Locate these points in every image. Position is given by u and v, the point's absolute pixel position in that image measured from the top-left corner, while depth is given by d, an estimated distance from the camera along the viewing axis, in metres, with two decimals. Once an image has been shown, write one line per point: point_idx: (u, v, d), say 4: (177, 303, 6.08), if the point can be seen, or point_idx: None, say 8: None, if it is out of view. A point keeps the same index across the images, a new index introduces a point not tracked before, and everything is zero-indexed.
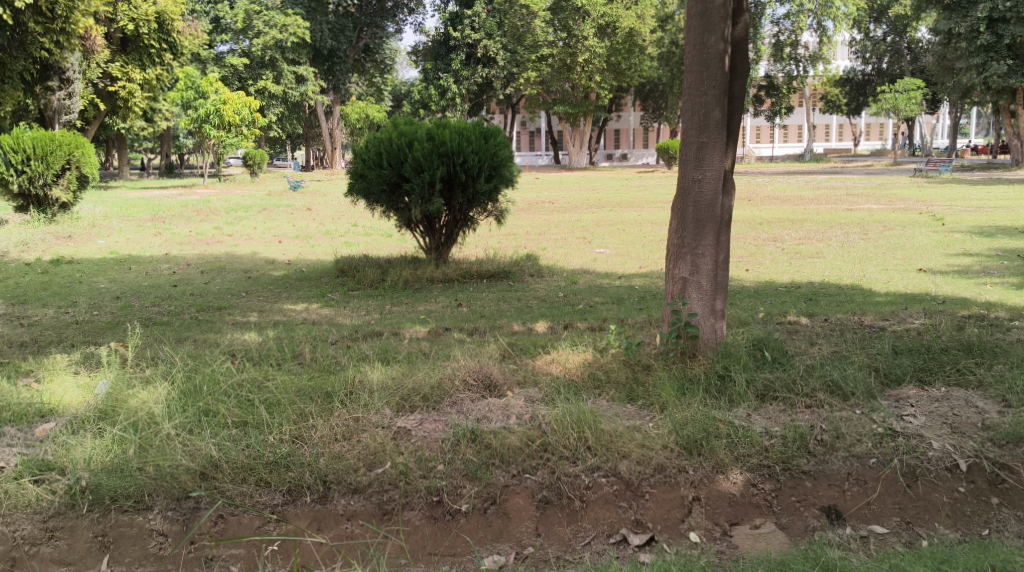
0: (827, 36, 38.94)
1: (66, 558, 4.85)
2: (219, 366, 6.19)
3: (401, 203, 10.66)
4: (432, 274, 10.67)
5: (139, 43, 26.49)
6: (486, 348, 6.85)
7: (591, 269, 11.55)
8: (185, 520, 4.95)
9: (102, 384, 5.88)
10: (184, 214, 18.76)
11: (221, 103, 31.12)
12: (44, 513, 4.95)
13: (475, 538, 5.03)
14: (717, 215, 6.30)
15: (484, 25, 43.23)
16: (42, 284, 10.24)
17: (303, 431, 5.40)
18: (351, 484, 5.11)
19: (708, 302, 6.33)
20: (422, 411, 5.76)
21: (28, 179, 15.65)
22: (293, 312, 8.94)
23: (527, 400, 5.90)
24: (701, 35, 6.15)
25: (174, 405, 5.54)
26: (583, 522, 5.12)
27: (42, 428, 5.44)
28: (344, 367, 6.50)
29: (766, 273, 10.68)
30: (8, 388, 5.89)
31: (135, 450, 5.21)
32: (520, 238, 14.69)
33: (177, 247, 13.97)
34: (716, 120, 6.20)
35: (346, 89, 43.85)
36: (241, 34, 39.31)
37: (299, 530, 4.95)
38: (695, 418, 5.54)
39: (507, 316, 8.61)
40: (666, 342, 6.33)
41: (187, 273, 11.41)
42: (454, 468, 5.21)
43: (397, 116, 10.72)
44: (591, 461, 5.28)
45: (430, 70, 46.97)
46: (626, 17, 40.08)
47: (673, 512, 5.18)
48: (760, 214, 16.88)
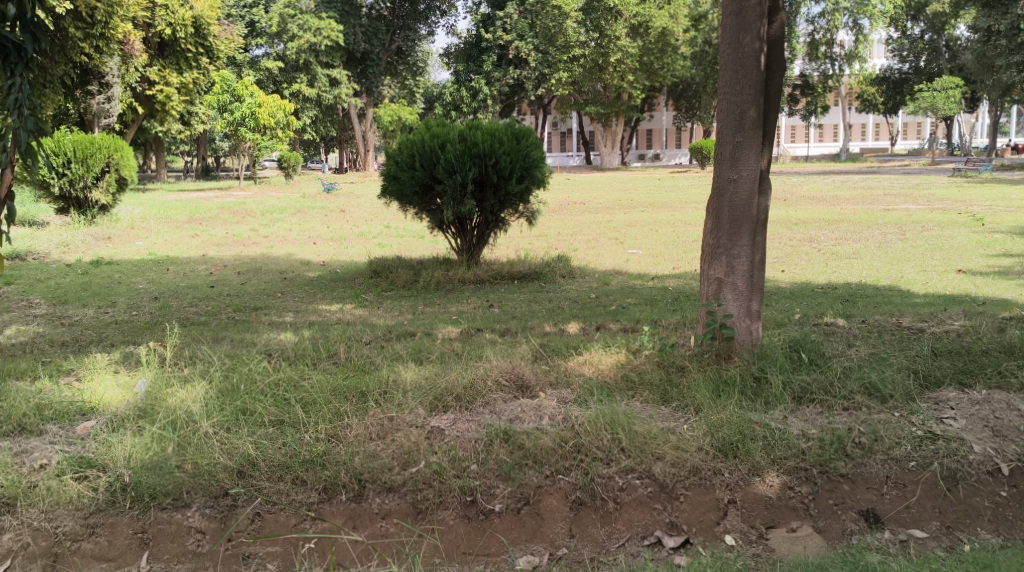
0: (864, 34, 38.44)
1: (106, 554, 4.89)
2: (256, 365, 6.25)
3: (433, 205, 10.71)
4: (464, 274, 10.69)
5: (176, 47, 26.96)
6: (519, 349, 6.85)
7: (624, 269, 11.53)
8: (222, 518, 4.99)
9: (142, 384, 5.96)
10: (221, 216, 19.04)
11: (257, 106, 31.56)
12: (85, 510, 5.00)
13: (510, 538, 5.03)
14: (753, 215, 6.24)
15: (516, 26, 43.35)
16: (83, 284, 10.45)
17: (338, 430, 5.44)
18: (386, 483, 5.13)
19: (744, 303, 6.28)
20: (455, 411, 5.78)
21: (69, 182, 15.90)
22: (327, 312, 9.02)
23: (560, 401, 5.89)
24: (737, 34, 6.12)
25: (212, 405, 5.60)
26: (616, 523, 5.10)
27: (83, 426, 5.50)
28: (378, 367, 6.54)
29: (803, 274, 10.60)
30: (50, 388, 5.97)
31: (174, 448, 5.26)
32: (554, 239, 14.74)
33: (214, 248, 14.21)
34: (751, 120, 6.16)
35: (379, 91, 44.12)
36: (277, 37, 39.77)
37: (336, 529, 4.98)
38: (731, 419, 5.50)
39: (539, 317, 8.61)
40: (701, 344, 6.29)
41: (224, 273, 11.59)
42: (487, 468, 5.21)
43: (430, 118, 10.77)
44: (626, 462, 5.26)
45: (462, 72, 47.19)
46: (659, 16, 40.13)
47: (708, 514, 5.15)
48: (796, 214, 16.78)
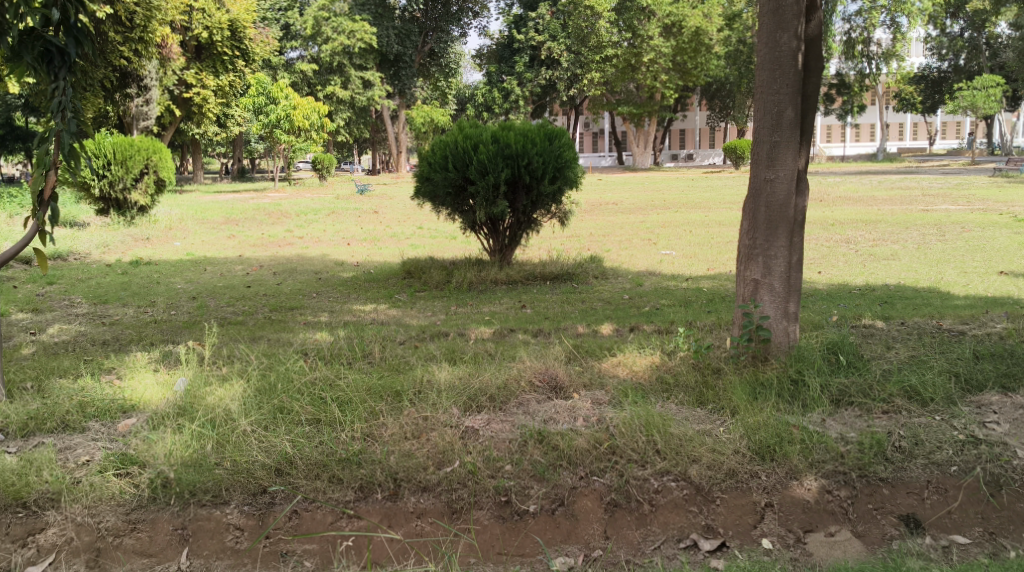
0: (902, 32, 38.01)
1: (147, 550, 4.92)
2: (292, 364, 6.30)
3: (466, 205, 10.74)
4: (497, 275, 10.70)
5: (213, 50, 27.29)
6: (552, 350, 6.83)
7: (657, 270, 11.49)
8: (261, 515, 5.03)
9: (181, 382, 6.04)
10: (257, 217, 19.21)
11: (292, 108, 31.84)
12: (127, 506, 5.04)
13: (545, 539, 5.01)
14: (791, 216, 6.18)
15: (548, 26, 43.08)
16: (123, 284, 10.59)
17: (373, 429, 5.48)
18: (421, 482, 5.15)
19: (781, 304, 6.22)
20: (489, 411, 5.78)
21: (109, 183, 16.14)
22: (362, 312, 9.07)
23: (594, 403, 5.87)
24: (774, 33, 6.07)
25: (250, 403, 5.66)
26: (652, 526, 5.08)
27: (125, 423, 5.57)
28: (413, 366, 6.58)
29: (840, 275, 10.48)
30: (92, 385, 6.05)
31: (213, 446, 5.30)
32: (586, 239, 14.73)
33: (250, 248, 14.35)
34: (789, 120, 6.10)
35: (412, 93, 44.21)
36: (311, 40, 40.14)
37: (372, 526, 5.00)
38: (768, 422, 5.46)
39: (572, 318, 8.60)
40: (737, 345, 6.25)
41: (260, 274, 11.69)
42: (522, 469, 5.21)
43: (462, 119, 10.81)
44: (660, 465, 5.25)
45: (495, 73, 47.26)
46: (692, 16, 39.93)
47: (746, 517, 5.10)
48: (833, 214, 16.62)
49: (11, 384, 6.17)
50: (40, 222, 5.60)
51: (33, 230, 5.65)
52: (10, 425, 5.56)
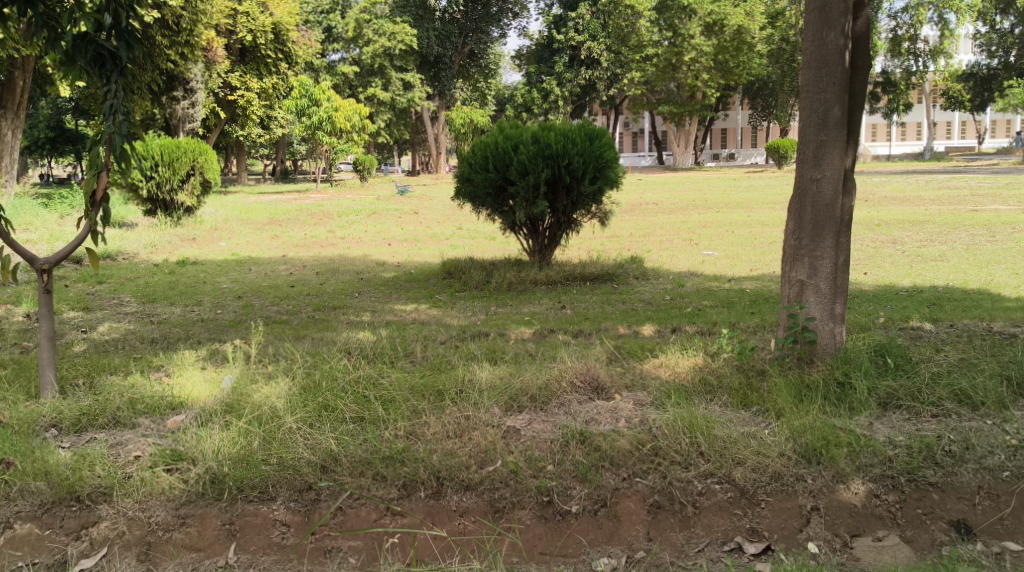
0: (950, 29, 37.39)
1: (195, 544, 4.95)
2: (336, 363, 6.35)
3: (506, 206, 10.76)
4: (536, 275, 10.69)
5: (257, 53, 27.68)
6: (593, 351, 6.79)
7: (699, 271, 11.42)
8: (307, 511, 5.08)
9: (227, 380, 6.14)
10: (299, 218, 19.36)
11: (333, 110, 32.14)
12: (176, 501, 5.09)
13: (588, 539, 4.99)
14: (837, 216, 6.10)
15: (588, 26, 42.93)
16: (171, 283, 10.74)
17: (416, 427, 5.52)
18: (464, 481, 5.16)
19: (827, 306, 6.14)
20: (531, 411, 5.80)
21: (156, 184, 16.40)
22: (403, 312, 9.11)
23: (637, 404, 5.85)
24: (821, 31, 6.00)
25: (296, 400, 5.74)
26: (696, 528, 5.04)
27: (174, 420, 5.67)
28: (454, 366, 6.60)
29: (886, 276, 10.34)
30: (142, 382, 6.16)
31: (260, 442, 5.36)
32: (626, 240, 14.66)
33: (293, 249, 14.48)
34: (835, 119, 6.03)
35: (452, 95, 44.41)
36: (353, 42, 40.52)
37: (416, 524, 5.02)
38: (814, 425, 5.41)
39: (613, 318, 8.56)
40: (782, 348, 6.21)
41: (303, 274, 11.80)
42: (564, 469, 5.20)
43: (503, 120, 10.84)
44: (704, 467, 5.22)
45: (534, 74, 47.25)
46: (734, 15, 39.70)
47: (791, 521, 5.05)
48: (879, 215, 16.36)
49: (64, 381, 6.29)
50: (91, 223, 5.71)
51: (85, 230, 5.76)
52: (64, 420, 5.68)
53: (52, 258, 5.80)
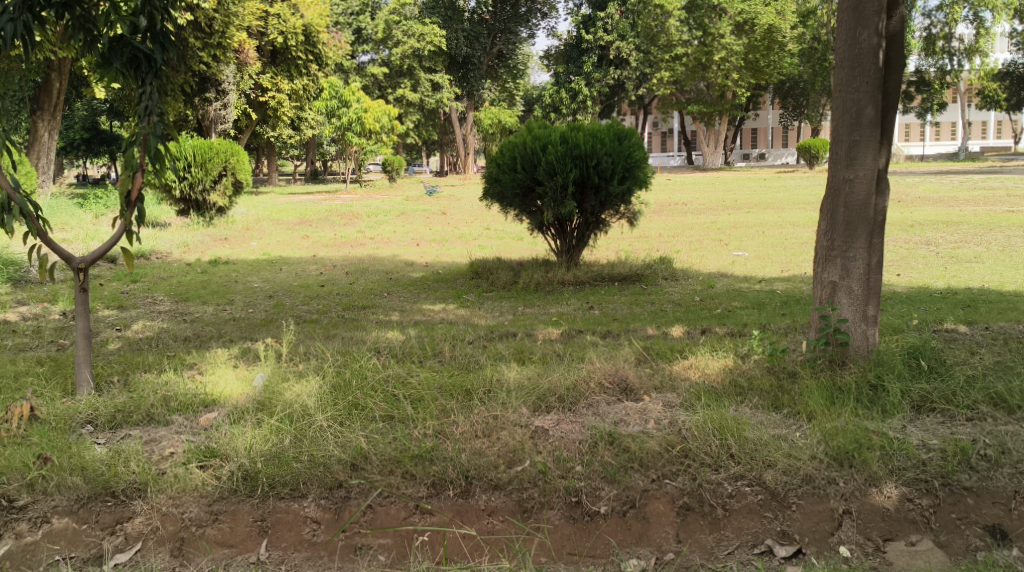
0: (986, 27, 36.80)
1: (228, 540, 5.00)
2: (366, 362, 6.40)
3: (535, 206, 10.77)
4: (564, 276, 10.69)
5: (287, 55, 27.89)
6: (622, 352, 6.78)
7: (729, 272, 11.34)
8: (337, 509, 5.10)
9: (259, 378, 6.21)
10: (330, 218, 19.47)
11: (363, 112, 32.32)
12: (209, 497, 5.13)
13: (617, 540, 4.98)
14: (871, 217, 6.04)
15: (616, 26, 42.86)
16: (203, 283, 10.86)
17: (445, 426, 5.53)
18: (492, 480, 5.17)
19: (860, 307, 6.08)
20: (559, 411, 5.80)
21: (189, 185, 16.58)
22: (431, 312, 9.14)
23: (666, 405, 5.83)
24: (854, 30, 5.95)
25: (326, 399, 5.79)
26: (725, 531, 5.01)
27: (206, 417, 5.72)
28: (483, 366, 6.62)
29: (920, 277, 10.22)
30: (176, 379, 6.24)
31: (291, 440, 5.41)
32: (655, 240, 14.60)
33: (323, 249, 14.58)
34: (869, 118, 5.97)
35: (480, 95, 44.51)
36: (383, 44, 40.75)
37: (445, 522, 5.04)
38: (846, 428, 5.37)
39: (642, 319, 8.53)
40: (814, 349, 6.16)
41: (334, 274, 11.88)
42: (593, 469, 5.19)
43: (532, 120, 10.86)
44: (735, 469, 5.19)
45: (563, 74, 47.22)
46: (765, 13, 39.34)
47: (822, 524, 5.01)
48: (912, 215, 16.16)
49: (99, 379, 6.38)
50: (126, 222, 5.77)
51: (120, 230, 5.83)
52: (100, 416, 5.75)
53: (88, 257, 5.87)
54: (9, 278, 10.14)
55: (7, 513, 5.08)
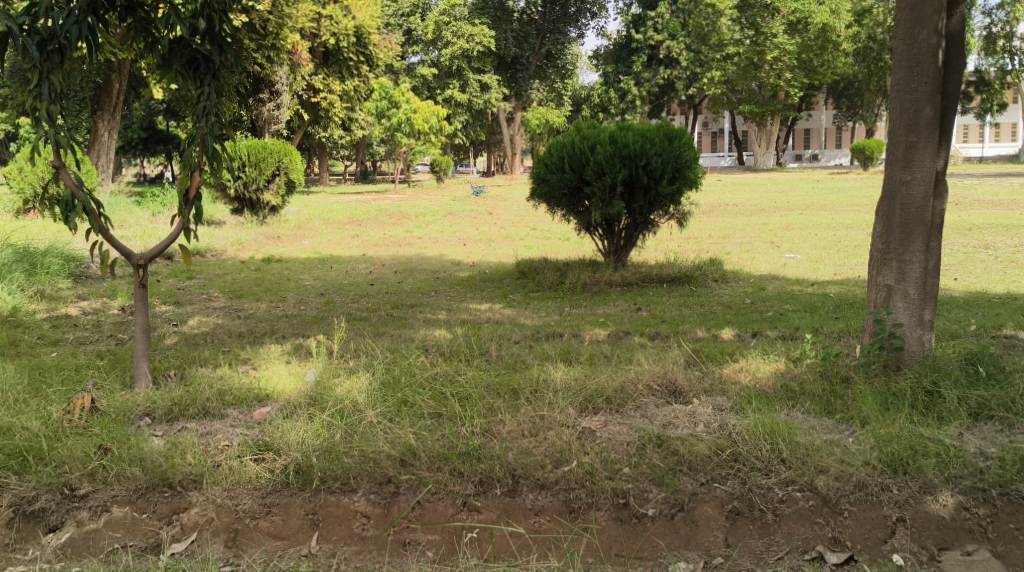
0: None
1: (281, 533, 5.09)
2: (415, 359, 6.50)
3: (582, 206, 10.76)
4: (612, 277, 10.65)
5: (339, 56, 28.20)
6: (670, 353, 6.75)
7: (780, 274, 11.20)
8: (387, 504, 5.16)
9: (311, 374, 6.31)
10: (379, 218, 19.61)
11: (412, 112, 32.53)
12: (263, 490, 5.21)
13: (665, 543, 4.97)
14: (928, 219, 5.94)
15: (667, 26, 43.18)
16: (256, 280, 11.03)
17: (491, 425, 5.57)
18: (540, 480, 5.17)
19: (916, 311, 5.99)
20: (607, 412, 5.79)
21: (243, 184, 16.86)
22: (478, 311, 9.17)
23: (715, 409, 5.79)
24: (913, 29, 5.85)
25: (376, 395, 5.87)
26: (775, 536, 4.97)
27: (260, 412, 5.82)
28: (530, 365, 6.63)
29: (977, 282, 10.01)
30: (230, 374, 6.38)
31: (342, 435, 5.47)
32: (704, 242, 14.47)
33: (373, 248, 14.71)
34: (927, 119, 5.86)
35: (529, 96, 44.52)
36: (432, 45, 41.02)
37: (493, 520, 5.07)
38: (901, 434, 5.30)
39: (691, 322, 8.47)
40: (868, 354, 6.08)
41: (383, 273, 11.96)
42: (641, 472, 5.17)
43: (580, 121, 10.86)
44: (786, 474, 5.14)
45: (612, 73, 47.79)
46: (819, 12, 38.37)
47: (876, 531, 4.96)
48: (970, 218, 15.83)
49: (157, 372, 6.53)
50: (184, 220, 5.89)
51: (179, 228, 5.95)
52: (157, 409, 5.87)
53: (147, 253, 6.00)
54: (70, 274, 10.40)
55: (69, 501, 5.20)
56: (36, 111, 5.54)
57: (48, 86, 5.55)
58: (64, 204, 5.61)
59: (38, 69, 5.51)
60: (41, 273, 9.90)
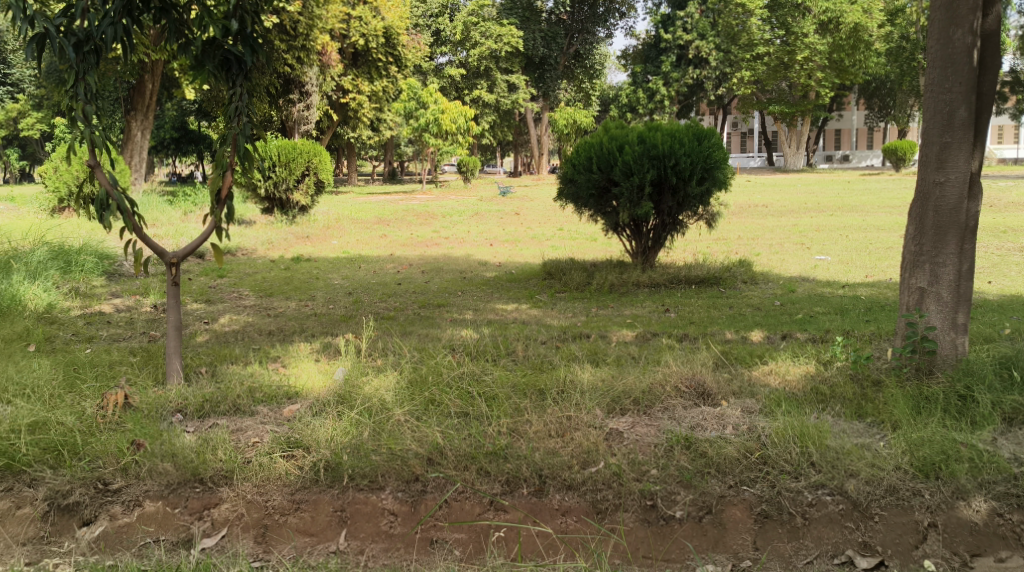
0: None
1: (309, 529, 5.12)
2: (442, 358, 6.52)
3: (610, 207, 10.74)
4: (639, 278, 10.59)
5: (369, 57, 28.39)
6: (699, 354, 6.72)
7: (810, 276, 11.11)
8: (414, 502, 5.18)
9: (340, 372, 6.36)
10: (406, 218, 19.68)
11: (440, 112, 32.64)
12: (292, 486, 5.25)
13: (694, 545, 4.96)
14: (962, 221, 5.86)
15: (696, 25, 43.32)
16: (285, 279, 11.12)
17: (518, 425, 5.57)
18: (567, 480, 5.16)
19: (949, 314, 5.92)
20: (634, 414, 5.77)
21: (274, 184, 16.99)
22: (505, 311, 9.18)
23: (744, 411, 5.75)
24: (947, 29, 5.78)
25: (403, 394, 5.89)
26: (805, 540, 4.94)
27: (289, 409, 5.86)
28: (556, 366, 6.64)
29: (1013, 285, 9.84)
30: (260, 372, 6.46)
31: (370, 432, 5.50)
32: (733, 243, 14.38)
33: (400, 247, 14.75)
34: (961, 120, 5.79)
35: (556, 96, 44.49)
36: (460, 45, 41.17)
37: (520, 520, 5.08)
38: (933, 438, 5.24)
39: (720, 323, 8.43)
40: (899, 357, 6.02)
41: (410, 273, 11.97)
42: (668, 474, 5.16)
43: (609, 121, 10.84)
44: (815, 478, 5.10)
45: (640, 74, 47.68)
46: (851, 12, 37.95)
47: (907, 537, 4.92)
48: (1004, 220, 15.62)
49: (189, 369, 6.61)
50: (216, 219, 5.94)
51: (210, 227, 5.99)
52: (189, 405, 5.92)
53: (180, 252, 6.05)
54: (104, 272, 10.55)
55: (102, 496, 5.26)
56: (72, 111, 5.62)
57: (84, 86, 5.62)
58: (99, 203, 5.68)
59: (75, 69, 5.58)
60: (76, 270, 10.03)
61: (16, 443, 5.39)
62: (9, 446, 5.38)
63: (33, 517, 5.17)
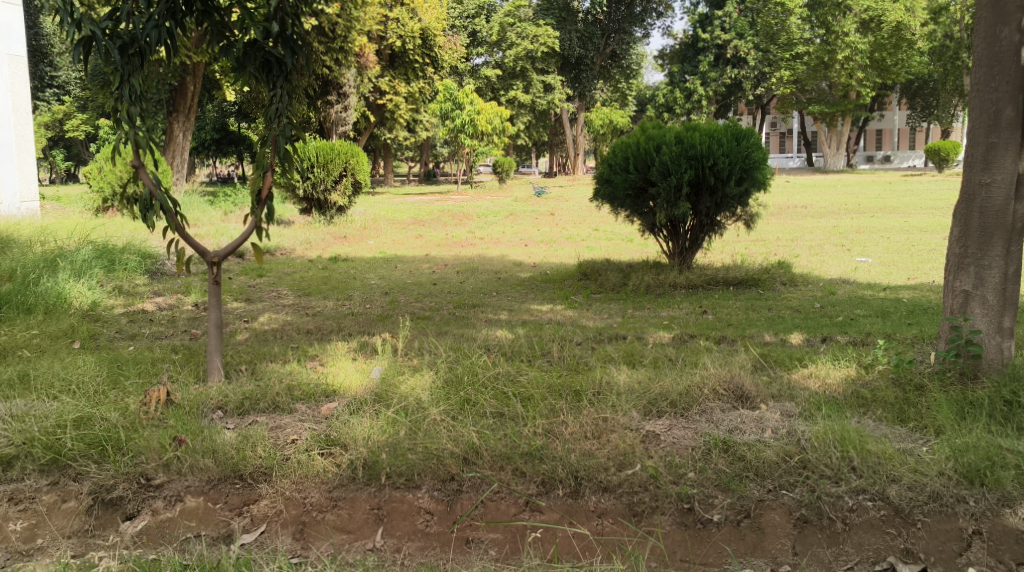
0: None
1: (346, 526, 5.14)
2: (477, 359, 6.53)
3: (646, 207, 10.68)
4: (676, 279, 10.51)
5: (405, 58, 28.58)
6: (737, 357, 6.65)
7: (851, 278, 10.96)
8: (450, 501, 5.19)
9: (376, 371, 6.40)
10: (442, 219, 19.77)
11: (476, 113, 32.70)
12: (330, 483, 5.28)
13: (732, 549, 4.92)
14: (1008, 223, 5.75)
15: (735, 25, 43.14)
16: (322, 278, 11.19)
17: (554, 426, 5.54)
18: (602, 482, 5.14)
19: (994, 318, 5.82)
20: (671, 416, 5.73)
21: (312, 184, 17.14)
22: (540, 312, 9.18)
23: (783, 415, 5.69)
24: (993, 27, 5.68)
25: (439, 394, 5.91)
26: (845, 545, 4.90)
27: (327, 407, 5.91)
28: (592, 367, 6.62)
29: None
30: (299, 369, 6.52)
31: (406, 431, 5.52)
32: (771, 244, 14.26)
33: (436, 248, 14.80)
34: (1009, 119, 5.68)
35: (592, 96, 44.41)
36: (496, 46, 41.28)
37: (556, 520, 5.07)
38: (977, 444, 5.16)
39: (758, 325, 8.35)
40: (943, 360, 5.93)
41: (445, 273, 12.01)
42: (706, 477, 5.12)
43: (646, 121, 10.81)
44: (856, 483, 5.02)
45: (677, 73, 47.44)
46: (894, 10, 37.51)
47: (950, 544, 4.86)
48: None
49: (229, 366, 6.68)
50: (257, 219, 5.99)
51: (251, 226, 6.04)
52: (228, 403, 5.98)
53: (221, 251, 6.11)
54: (146, 270, 10.71)
55: (144, 490, 5.33)
56: (117, 112, 5.70)
57: (129, 88, 5.70)
58: (143, 203, 5.75)
59: (120, 71, 5.67)
60: (119, 269, 10.18)
61: (62, 439, 5.49)
62: (55, 441, 5.48)
63: (77, 511, 5.26)
